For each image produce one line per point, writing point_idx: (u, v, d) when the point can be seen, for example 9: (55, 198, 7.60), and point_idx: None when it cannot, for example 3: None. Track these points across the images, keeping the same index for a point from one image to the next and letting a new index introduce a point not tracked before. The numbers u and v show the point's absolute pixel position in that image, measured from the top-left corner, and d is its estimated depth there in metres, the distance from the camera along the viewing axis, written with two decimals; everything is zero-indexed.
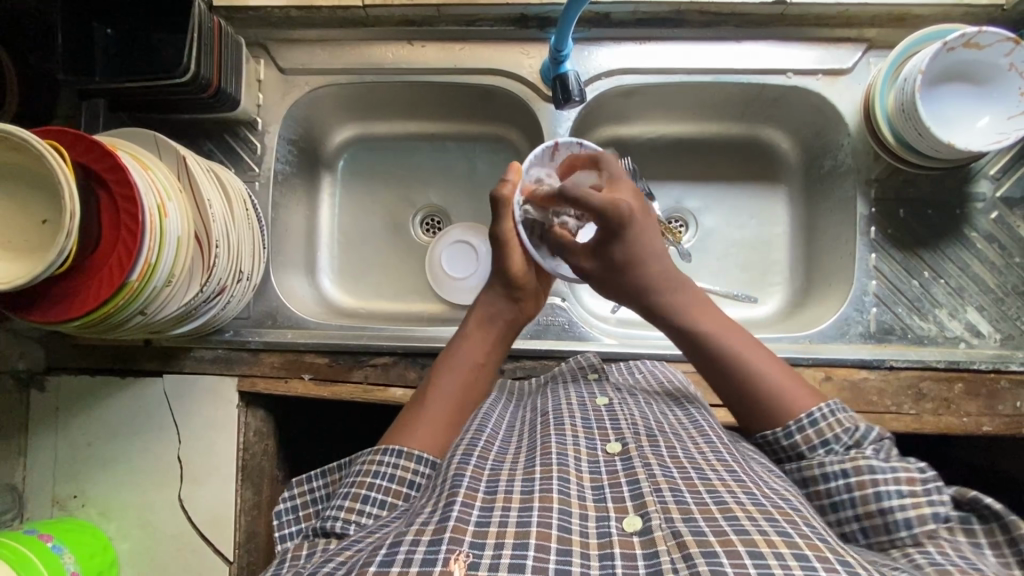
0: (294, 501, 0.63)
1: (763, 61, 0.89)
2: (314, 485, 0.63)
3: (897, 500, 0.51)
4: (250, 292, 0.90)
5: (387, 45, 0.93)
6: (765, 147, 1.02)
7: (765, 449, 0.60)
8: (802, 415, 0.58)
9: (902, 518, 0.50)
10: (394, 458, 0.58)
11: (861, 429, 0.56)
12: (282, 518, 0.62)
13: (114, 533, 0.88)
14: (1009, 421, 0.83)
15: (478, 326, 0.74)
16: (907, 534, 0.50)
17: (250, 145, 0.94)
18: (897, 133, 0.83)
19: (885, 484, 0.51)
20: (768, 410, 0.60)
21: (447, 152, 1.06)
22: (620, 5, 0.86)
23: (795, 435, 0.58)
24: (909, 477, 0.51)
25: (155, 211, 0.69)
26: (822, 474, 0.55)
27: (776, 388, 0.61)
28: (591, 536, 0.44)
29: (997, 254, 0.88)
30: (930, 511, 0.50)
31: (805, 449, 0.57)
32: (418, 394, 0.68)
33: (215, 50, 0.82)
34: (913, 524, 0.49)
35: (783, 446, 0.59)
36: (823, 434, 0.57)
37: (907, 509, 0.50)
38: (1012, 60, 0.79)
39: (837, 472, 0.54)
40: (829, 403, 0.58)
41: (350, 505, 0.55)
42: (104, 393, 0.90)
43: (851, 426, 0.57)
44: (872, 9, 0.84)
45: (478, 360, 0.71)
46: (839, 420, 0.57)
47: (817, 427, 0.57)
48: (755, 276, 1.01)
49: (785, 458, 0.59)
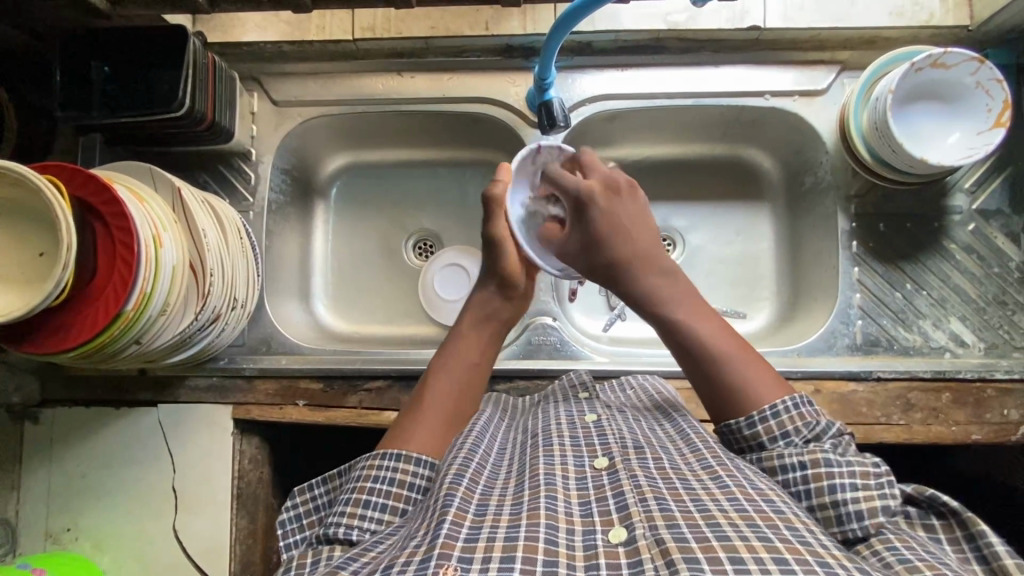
0: (297, 510, 0.63)
1: (742, 84, 0.92)
2: (315, 493, 0.63)
3: (851, 492, 0.51)
4: (245, 319, 0.91)
5: (377, 76, 0.96)
6: (748, 166, 1.05)
7: (727, 438, 0.60)
8: (766, 407, 0.58)
9: (854, 510, 0.51)
10: (393, 462, 0.59)
11: (821, 424, 0.57)
12: (286, 526, 0.62)
13: (107, 565, 0.87)
14: (998, 429, 0.84)
15: (477, 325, 0.75)
16: (859, 526, 0.50)
17: (244, 175, 0.96)
18: (871, 149, 0.86)
19: (840, 476, 0.52)
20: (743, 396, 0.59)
21: (437, 178, 1.09)
22: (601, 34, 0.90)
23: (758, 426, 0.58)
24: (863, 472, 0.52)
25: (151, 242, 0.71)
26: (781, 465, 0.55)
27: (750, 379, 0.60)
28: (578, 549, 0.45)
29: (976, 265, 0.90)
30: (879, 504, 0.51)
31: (766, 440, 0.57)
32: (416, 389, 0.69)
33: (209, 84, 0.85)
34: (864, 516, 0.50)
35: (744, 436, 0.59)
36: (784, 426, 0.57)
37: (859, 501, 0.51)
38: (978, 78, 0.82)
39: (795, 464, 0.54)
40: (795, 396, 0.58)
41: (352, 510, 0.56)
42: (99, 424, 0.90)
43: (812, 420, 0.57)
44: (842, 32, 0.88)
45: (476, 358, 0.72)
46: (802, 414, 0.57)
47: (779, 419, 0.57)
48: (742, 292, 1.03)
49: (745, 448, 0.59)
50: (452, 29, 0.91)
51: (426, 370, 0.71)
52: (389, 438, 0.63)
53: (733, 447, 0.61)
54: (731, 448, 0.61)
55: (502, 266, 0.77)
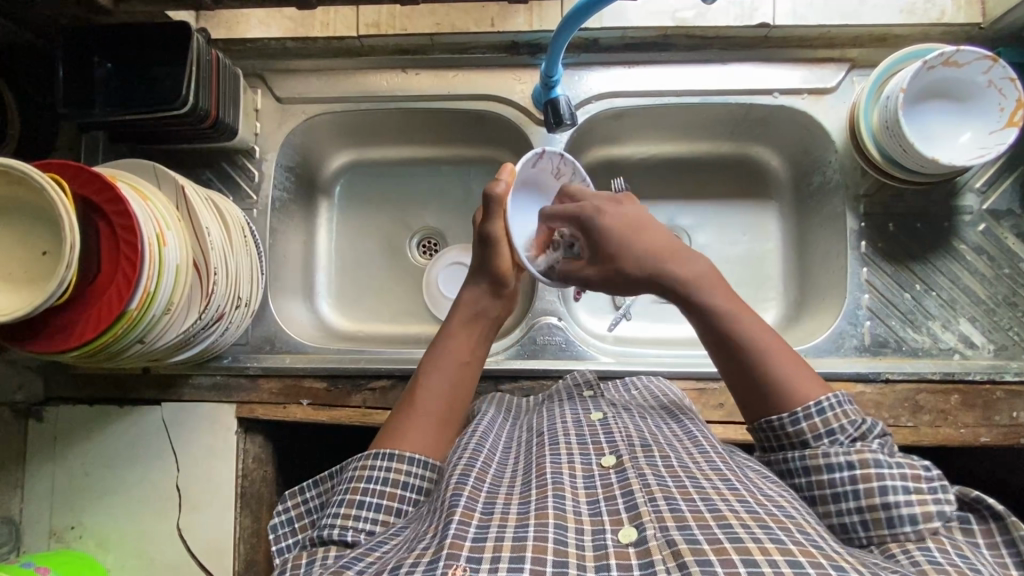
0: (289, 513, 0.63)
1: (750, 81, 0.91)
2: (308, 496, 0.63)
3: (903, 495, 0.51)
4: (248, 318, 0.91)
5: (382, 73, 0.95)
6: (754, 165, 1.04)
7: (767, 433, 0.59)
8: (812, 403, 0.57)
9: (907, 513, 0.50)
10: (386, 462, 0.58)
11: (866, 422, 0.56)
12: (279, 530, 0.62)
13: (111, 563, 0.87)
14: (1008, 431, 0.83)
15: (467, 323, 0.72)
16: (911, 530, 0.50)
17: (248, 173, 0.96)
18: (882, 149, 0.85)
19: (892, 479, 0.52)
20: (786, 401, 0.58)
21: (441, 175, 1.08)
22: (608, 30, 0.89)
23: (802, 423, 0.56)
24: (914, 474, 0.52)
25: (154, 241, 0.70)
26: (826, 464, 0.54)
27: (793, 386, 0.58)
28: (588, 548, 0.44)
29: (986, 266, 0.89)
30: (934, 508, 0.50)
31: (810, 438, 0.56)
32: (405, 394, 0.67)
33: (213, 81, 0.84)
34: (918, 520, 0.50)
35: (786, 433, 0.57)
36: (829, 424, 0.56)
37: (912, 504, 0.51)
38: (991, 77, 0.81)
39: (843, 464, 0.54)
40: (837, 395, 0.57)
41: (346, 512, 0.55)
42: (102, 422, 0.90)
43: (857, 419, 0.56)
44: (852, 30, 0.87)
45: (464, 359, 0.69)
46: (847, 412, 0.56)
47: (824, 416, 0.56)
48: (748, 292, 1.02)
49: (786, 446, 0.58)
50: (457, 25, 0.90)
51: (417, 369, 0.69)
52: (382, 438, 0.63)
53: (770, 444, 0.59)
54: (768, 446, 0.60)
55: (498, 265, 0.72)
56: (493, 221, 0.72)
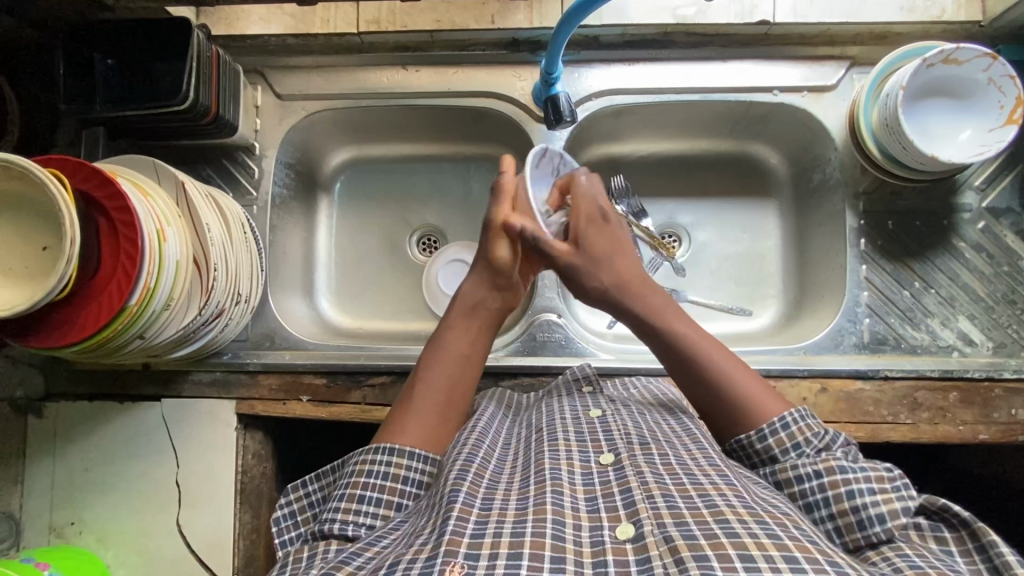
0: (291, 507, 0.63)
1: (750, 79, 0.91)
2: (309, 489, 0.63)
3: (869, 496, 0.52)
4: (248, 314, 0.91)
5: (382, 69, 0.95)
6: (755, 162, 1.04)
7: (739, 454, 0.61)
8: (777, 419, 0.59)
9: (875, 514, 0.51)
10: (387, 456, 0.58)
11: (829, 434, 0.58)
12: (281, 523, 0.62)
13: (111, 559, 0.87)
14: (1006, 429, 0.83)
15: (466, 316, 0.72)
16: (880, 530, 0.50)
17: (248, 169, 0.96)
18: (882, 146, 0.85)
19: (857, 482, 0.53)
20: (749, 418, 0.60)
21: (441, 172, 1.08)
22: (608, 28, 0.89)
23: (768, 439, 0.58)
24: (878, 476, 0.53)
25: (155, 237, 0.70)
26: (796, 476, 0.55)
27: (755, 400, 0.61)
28: (585, 545, 0.44)
29: (985, 264, 0.89)
30: (899, 505, 0.51)
31: (778, 452, 0.58)
32: (405, 389, 0.67)
33: (213, 77, 0.84)
34: (886, 518, 0.50)
35: (756, 450, 0.59)
36: (794, 438, 0.58)
37: (879, 504, 0.51)
38: (990, 75, 0.81)
39: (810, 473, 0.55)
40: (797, 409, 0.60)
41: (346, 506, 0.55)
42: (103, 418, 0.90)
43: (820, 430, 0.58)
44: (852, 27, 0.87)
45: (463, 351, 0.70)
46: (809, 425, 0.58)
47: (789, 431, 0.58)
48: (748, 289, 1.02)
49: (759, 463, 0.59)
50: (458, 22, 0.90)
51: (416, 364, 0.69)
52: (385, 432, 0.63)
53: (744, 464, 0.61)
54: (744, 465, 0.61)
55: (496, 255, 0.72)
56: (494, 205, 0.73)
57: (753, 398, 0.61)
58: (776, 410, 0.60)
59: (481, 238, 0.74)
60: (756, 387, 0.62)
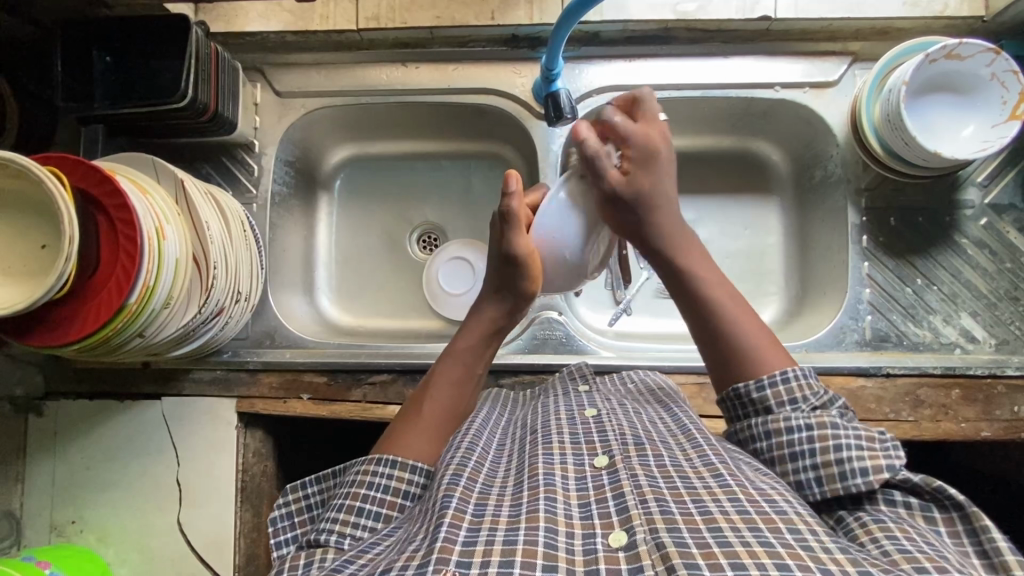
0: (289, 508, 0.63)
1: (751, 75, 0.90)
2: (308, 492, 0.63)
3: (855, 451, 0.52)
4: (248, 313, 0.90)
5: (382, 67, 0.95)
6: (757, 159, 1.03)
7: (733, 401, 0.61)
8: (777, 373, 0.59)
9: (858, 466, 0.51)
10: (388, 469, 0.58)
11: (827, 393, 0.58)
12: (277, 523, 0.62)
13: (112, 558, 0.88)
14: (1009, 426, 0.83)
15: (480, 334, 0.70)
16: (861, 482, 0.51)
17: (248, 167, 0.95)
18: (884, 143, 0.85)
19: (846, 437, 0.53)
20: (754, 371, 0.60)
21: (442, 170, 1.07)
22: (608, 24, 0.88)
23: (766, 390, 0.58)
24: (869, 436, 0.53)
25: (154, 235, 0.70)
26: (787, 427, 0.55)
27: (760, 352, 0.61)
28: (577, 553, 0.44)
29: (988, 260, 0.89)
30: (885, 462, 0.51)
31: (773, 404, 0.58)
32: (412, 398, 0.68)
33: (211, 75, 0.84)
34: (868, 472, 0.51)
35: (752, 400, 0.59)
36: (792, 393, 0.58)
37: (864, 459, 0.51)
38: (994, 70, 0.81)
39: (802, 425, 0.55)
40: (793, 368, 0.59)
41: (345, 518, 0.55)
42: (103, 417, 0.90)
43: (819, 390, 0.58)
44: (855, 23, 0.87)
45: (474, 370, 0.69)
46: (809, 383, 0.58)
47: (789, 386, 0.58)
48: (749, 285, 1.02)
49: (751, 413, 0.60)
50: (457, 18, 0.90)
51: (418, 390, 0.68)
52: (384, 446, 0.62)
53: (736, 413, 0.61)
54: (735, 414, 0.61)
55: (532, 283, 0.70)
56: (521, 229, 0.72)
57: (759, 351, 0.61)
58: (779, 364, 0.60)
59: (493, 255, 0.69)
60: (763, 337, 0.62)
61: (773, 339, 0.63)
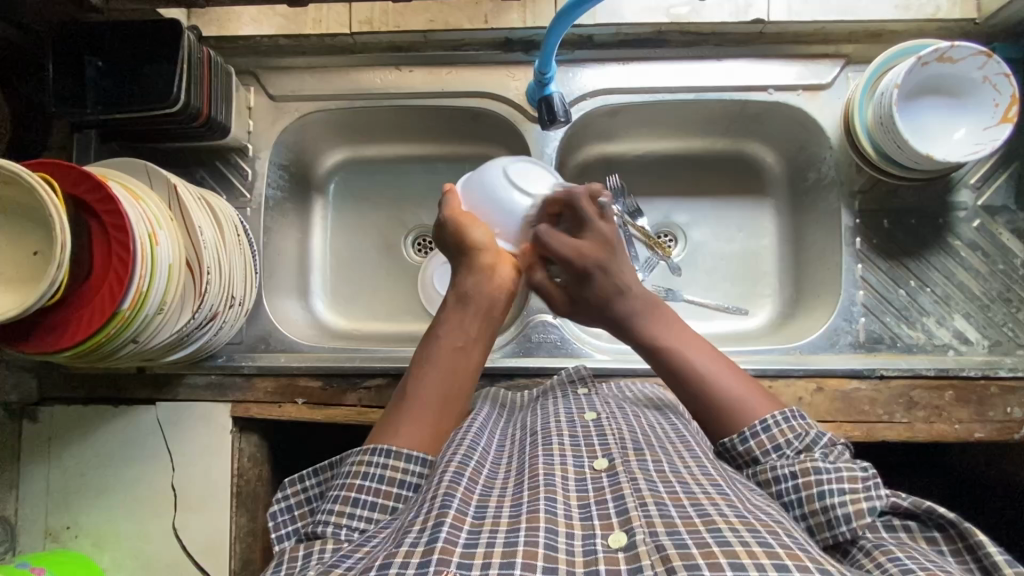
0: (288, 501, 0.62)
1: (745, 78, 0.90)
2: (308, 484, 0.63)
3: (839, 496, 0.52)
4: (243, 317, 0.90)
5: (376, 70, 0.94)
6: (750, 162, 1.03)
7: (723, 456, 0.63)
8: (756, 423, 0.60)
9: (842, 513, 0.52)
10: (383, 458, 0.58)
11: (811, 435, 0.59)
12: (277, 518, 0.62)
13: (107, 563, 0.87)
14: (1002, 427, 0.83)
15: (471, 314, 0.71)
16: (847, 529, 0.51)
17: (241, 172, 0.95)
18: (877, 146, 0.85)
19: (829, 482, 0.53)
20: (735, 420, 0.62)
21: (436, 172, 1.07)
22: (602, 27, 0.89)
23: (750, 441, 0.60)
24: (851, 477, 0.53)
25: (147, 240, 0.70)
26: (774, 476, 0.57)
27: (738, 404, 0.62)
28: (577, 554, 0.44)
29: (981, 262, 0.89)
30: (867, 505, 0.52)
31: (759, 454, 0.59)
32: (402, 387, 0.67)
33: (204, 78, 0.83)
34: (852, 518, 0.51)
35: (740, 453, 0.61)
36: (775, 439, 0.59)
37: (846, 503, 0.52)
38: (986, 73, 0.81)
39: (786, 474, 0.56)
40: (791, 409, 0.61)
41: (340, 509, 0.55)
42: (97, 422, 0.90)
43: (801, 432, 0.60)
44: (847, 26, 0.87)
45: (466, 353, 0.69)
46: (792, 427, 0.60)
47: (770, 433, 0.60)
48: (744, 288, 1.02)
49: (742, 465, 0.61)
50: (451, 22, 0.90)
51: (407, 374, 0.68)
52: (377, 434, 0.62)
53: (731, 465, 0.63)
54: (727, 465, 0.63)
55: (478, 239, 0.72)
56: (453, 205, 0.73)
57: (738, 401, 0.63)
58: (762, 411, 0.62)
59: (449, 259, 0.75)
60: (742, 387, 0.64)
61: (752, 389, 0.64)
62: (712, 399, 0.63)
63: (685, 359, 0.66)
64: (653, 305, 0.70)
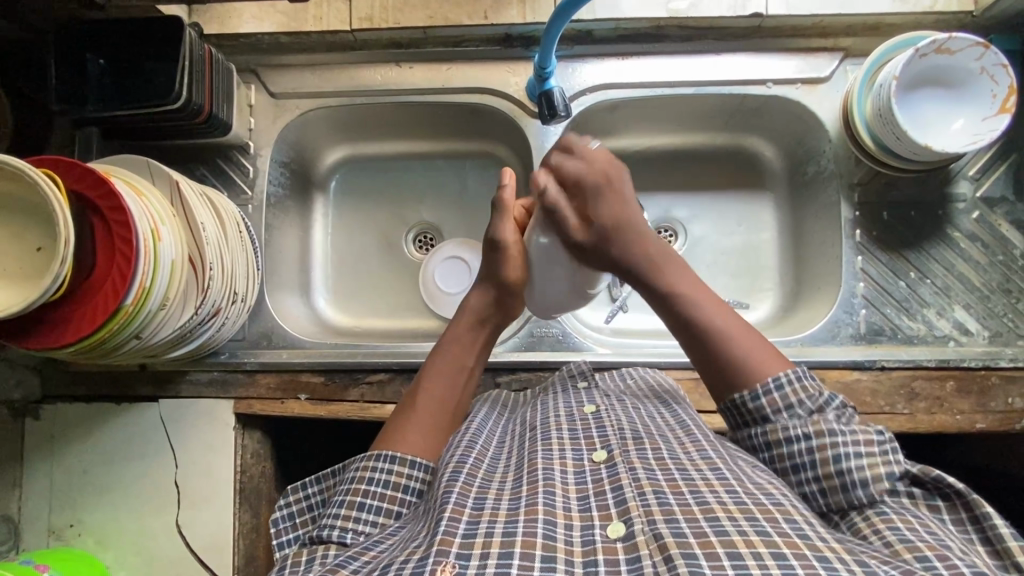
0: (290, 508, 0.63)
1: (743, 72, 0.91)
2: (309, 492, 0.63)
3: (855, 460, 0.52)
4: (245, 314, 0.91)
5: (375, 67, 0.95)
6: (750, 156, 1.04)
7: (731, 413, 0.61)
8: (770, 380, 0.58)
9: (858, 477, 0.52)
10: (388, 464, 0.58)
11: (824, 395, 0.58)
12: (279, 525, 0.62)
13: (110, 561, 0.87)
14: (1002, 417, 0.84)
15: (471, 326, 0.71)
16: (862, 493, 0.52)
17: (243, 169, 0.96)
18: (875, 137, 0.85)
19: (844, 446, 0.53)
20: (748, 377, 0.60)
21: (437, 169, 1.08)
22: (601, 22, 0.89)
23: (761, 399, 0.58)
24: (866, 439, 0.53)
25: (149, 236, 0.70)
26: (785, 438, 0.56)
27: (755, 360, 0.60)
28: (576, 544, 0.44)
29: (981, 253, 0.89)
30: (884, 470, 0.52)
31: (770, 412, 0.58)
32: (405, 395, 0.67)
33: (205, 76, 0.84)
34: (868, 482, 0.51)
35: (748, 410, 0.59)
36: (787, 399, 0.58)
37: (863, 468, 0.52)
38: (983, 64, 0.81)
39: (800, 436, 0.55)
40: (798, 368, 0.59)
41: (346, 513, 0.55)
42: (100, 420, 0.90)
43: (815, 392, 0.58)
44: (845, 18, 0.87)
45: (466, 364, 0.69)
46: (804, 386, 0.58)
47: (783, 391, 0.58)
48: (745, 282, 1.02)
49: (750, 422, 0.60)
50: (450, 18, 0.90)
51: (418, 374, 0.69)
52: (382, 439, 0.62)
53: (734, 421, 0.61)
54: (736, 422, 0.61)
55: (508, 272, 0.72)
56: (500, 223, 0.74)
57: (752, 361, 0.60)
58: (774, 368, 0.60)
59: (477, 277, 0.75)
60: (759, 344, 0.62)
61: (769, 344, 0.62)
62: (724, 354, 0.61)
63: (705, 313, 0.63)
64: (664, 259, 0.67)
